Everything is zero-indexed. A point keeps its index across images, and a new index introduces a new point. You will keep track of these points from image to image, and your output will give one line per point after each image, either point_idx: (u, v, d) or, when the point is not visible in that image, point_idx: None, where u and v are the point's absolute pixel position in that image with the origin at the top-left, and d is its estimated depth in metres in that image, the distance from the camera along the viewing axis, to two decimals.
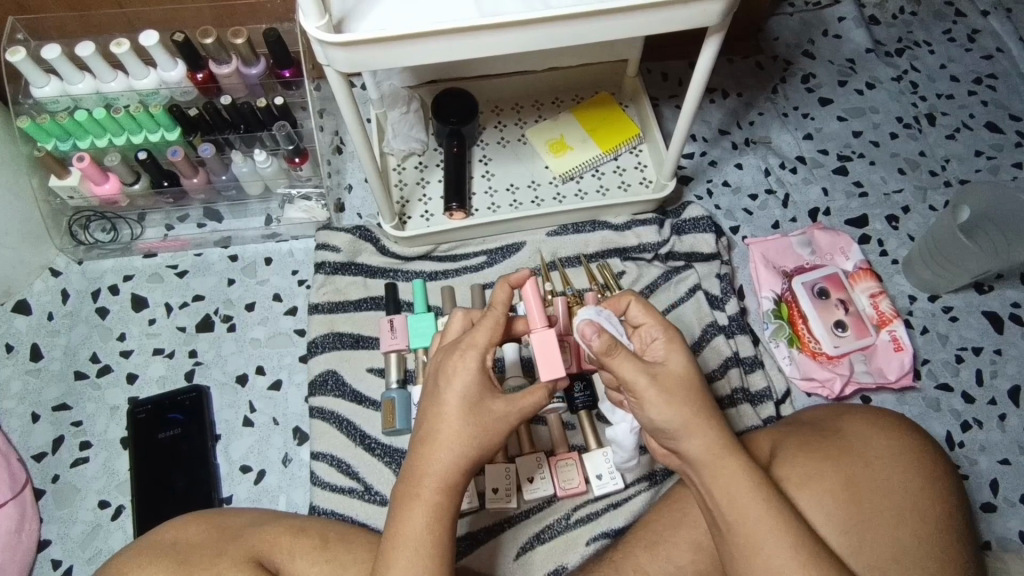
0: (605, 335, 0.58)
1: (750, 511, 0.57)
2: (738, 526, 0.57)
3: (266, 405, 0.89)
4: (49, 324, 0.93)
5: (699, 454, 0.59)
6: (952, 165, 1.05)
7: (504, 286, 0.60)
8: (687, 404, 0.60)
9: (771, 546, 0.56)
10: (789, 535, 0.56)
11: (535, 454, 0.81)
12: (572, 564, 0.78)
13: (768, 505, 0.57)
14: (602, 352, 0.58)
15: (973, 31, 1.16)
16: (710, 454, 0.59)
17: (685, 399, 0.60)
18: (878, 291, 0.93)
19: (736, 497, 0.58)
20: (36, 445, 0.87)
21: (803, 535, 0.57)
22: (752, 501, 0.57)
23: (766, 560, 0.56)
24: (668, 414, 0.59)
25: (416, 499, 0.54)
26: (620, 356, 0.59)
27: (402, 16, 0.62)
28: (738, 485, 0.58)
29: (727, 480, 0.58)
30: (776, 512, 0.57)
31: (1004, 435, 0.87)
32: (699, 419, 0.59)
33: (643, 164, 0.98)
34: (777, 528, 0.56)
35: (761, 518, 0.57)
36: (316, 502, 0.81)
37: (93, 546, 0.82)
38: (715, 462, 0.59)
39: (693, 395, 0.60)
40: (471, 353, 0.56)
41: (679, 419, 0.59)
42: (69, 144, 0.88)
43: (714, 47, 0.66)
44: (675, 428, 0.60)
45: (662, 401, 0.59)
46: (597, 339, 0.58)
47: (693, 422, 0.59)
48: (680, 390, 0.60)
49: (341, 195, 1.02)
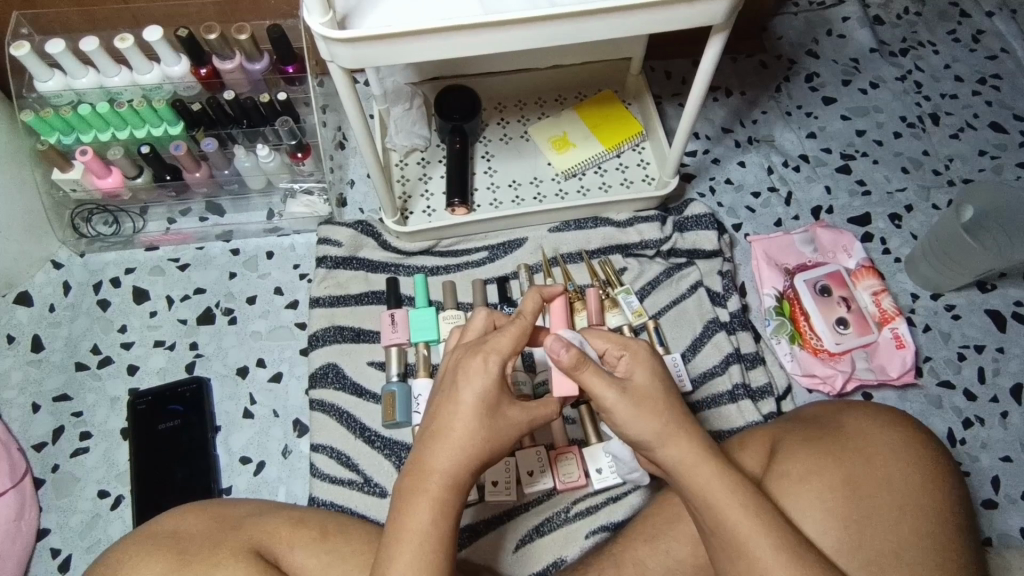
0: (572, 350, 0.56)
1: (729, 515, 0.56)
2: (721, 530, 0.57)
3: (266, 397, 0.89)
4: (50, 316, 0.93)
5: (673, 462, 0.58)
6: (956, 164, 1.04)
7: (535, 295, 0.61)
8: (655, 416, 0.58)
9: (756, 547, 0.56)
10: (770, 535, 0.56)
11: (536, 449, 0.80)
12: (572, 556, 0.78)
13: (747, 508, 0.57)
14: (571, 370, 0.56)
15: (978, 32, 1.16)
16: (685, 463, 0.58)
17: (655, 411, 0.58)
18: (880, 289, 0.92)
19: (716, 500, 0.57)
20: (36, 435, 0.87)
21: (787, 538, 0.56)
22: (730, 506, 0.56)
23: (752, 562, 0.55)
24: (639, 426, 0.58)
25: (421, 494, 0.53)
26: (588, 373, 0.57)
27: (405, 11, 0.62)
28: (715, 489, 0.57)
29: (703, 486, 0.58)
30: (756, 515, 0.56)
31: (1006, 433, 0.87)
32: (671, 428, 0.58)
33: (645, 160, 0.98)
34: (757, 530, 0.56)
35: (741, 522, 0.56)
36: (314, 494, 0.80)
37: (92, 535, 0.82)
38: (688, 472, 0.58)
39: (665, 408, 0.59)
40: (494, 357, 0.56)
41: (650, 432, 0.58)
42: (72, 138, 0.88)
43: (717, 47, 0.67)
44: (648, 439, 0.59)
45: (632, 413, 0.58)
46: (565, 357, 0.55)
47: (667, 433, 0.58)
48: (648, 406, 0.58)
49: (343, 190, 1.02)
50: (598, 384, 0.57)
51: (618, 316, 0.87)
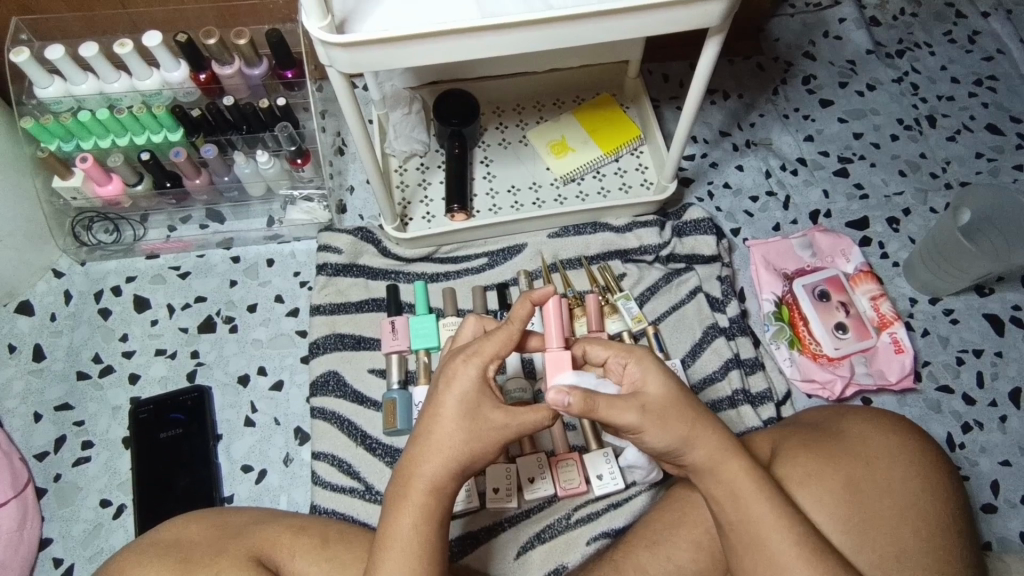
0: (577, 395, 0.53)
1: (755, 510, 0.58)
2: (742, 526, 0.58)
3: (267, 405, 0.89)
4: (52, 325, 0.93)
5: (703, 462, 0.59)
6: (953, 167, 1.05)
7: (525, 303, 0.58)
8: (683, 424, 0.58)
9: (775, 544, 0.57)
10: (792, 532, 0.57)
11: (535, 455, 0.81)
12: (573, 563, 0.78)
13: (775, 504, 0.58)
14: (585, 412, 0.54)
15: (973, 33, 1.16)
16: (712, 461, 0.59)
17: (681, 419, 0.58)
18: (878, 293, 0.93)
19: (742, 495, 0.58)
20: (38, 444, 0.87)
21: (807, 536, 0.57)
22: (756, 502, 0.58)
23: (771, 558, 0.57)
24: (665, 438, 0.57)
25: (403, 500, 0.54)
26: (605, 406, 0.55)
27: (402, 16, 0.62)
28: (743, 485, 0.59)
29: (731, 481, 0.59)
30: (780, 511, 0.58)
31: (1005, 437, 0.87)
32: (698, 430, 0.58)
33: (643, 165, 0.98)
34: (780, 524, 0.57)
35: (766, 517, 0.58)
36: (317, 502, 0.81)
37: (95, 545, 0.82)
38: (719, 465, 0.59)
39: (686, 412, 0.58)
40: (475, 361, 0.56)
41: (678, 438, 0.58)
42: (72, 145, 0.88)
43: (714, 49, 0.67)
44: (674, 445, 0.58)
45: (658, 428, 0.57)
46: (571, 404, 0.53)
47: (693, 434, 0.58)
48: (672, 415, 0.57)
49: (343, 197, 1.02)
50: (616, 413, 0.55)
51: (618, 322, 0.87)
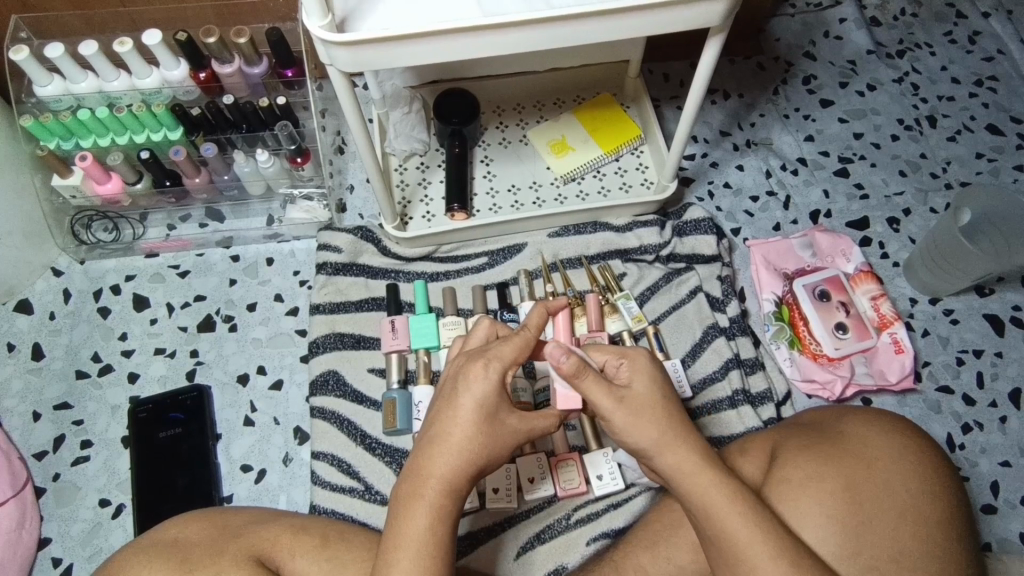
0: (572, 357, 0.57)
1: (728, 524, 0.57)
2: (720, 538, 0.57)
3: (267, 405, 0.89)
4: (51, 324, 0.93)
5: (670, 470, 0.59)
6: (953, 167, 1.05)
7: (541, 310, 0.61)
8: (654, 426, 0.59)
9: (755, 557, 0.56)
10: (768, 543, 0.56)
11: (535, 455, 0.81)
12: (573, 563, 0.78)
13: (746, 517, 0.57)
14: (572, 376, 0.57)
15: (974, 33, 1.16)
16: (681, 472, 0.59)
17: (653, 422, 0.59)
18: (878, 293, 0.92)
19: (713, 507, 0.57)
20: (36, 444, 0.87)
21: (786, 545, 0.57)
22: (730, 516, 0.57)
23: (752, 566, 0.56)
24: (638, 437, 0.59)
25: (419, 501, 0.54)
26: (587, 380, 0.58)
27: (403, 16, 0.62)
28: (715, 498, 0.57)
29: (701, 493, 0.58)
30: (755, 523, 0.57)
31: (1005, 437, 0.87)
32: (667, 438, 0.59)
33: (644, 164, 0.98)
34: (755, 538, 0.56)
35: (741, 530, 0.56)
36: (316, 502, 0.81)
37: (94, 544, 0.82)
38: (688, 478, 0.58)
39: (664, 416, 0.59)
40: (495, 365, 0.56)
41: (647, 441, 0.59)
42: (71, 143, 0.88)
43: (715, 49, 0.67)
44: (646, 447, 0.59)
45: (629, 423, 0.58)
46: (565, 362, 0.56)
47: (664, 442, 0.59)
48: (647, 416, 0.59)
49: (343, 196, 1.02)
50: (595, 392, 0.58)
51: (618, 322, 0.87)
